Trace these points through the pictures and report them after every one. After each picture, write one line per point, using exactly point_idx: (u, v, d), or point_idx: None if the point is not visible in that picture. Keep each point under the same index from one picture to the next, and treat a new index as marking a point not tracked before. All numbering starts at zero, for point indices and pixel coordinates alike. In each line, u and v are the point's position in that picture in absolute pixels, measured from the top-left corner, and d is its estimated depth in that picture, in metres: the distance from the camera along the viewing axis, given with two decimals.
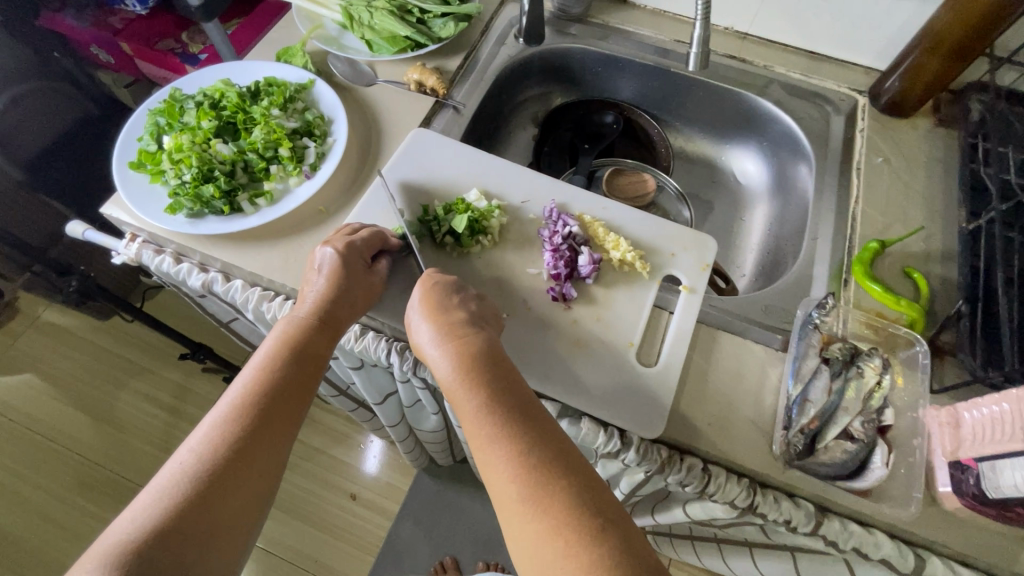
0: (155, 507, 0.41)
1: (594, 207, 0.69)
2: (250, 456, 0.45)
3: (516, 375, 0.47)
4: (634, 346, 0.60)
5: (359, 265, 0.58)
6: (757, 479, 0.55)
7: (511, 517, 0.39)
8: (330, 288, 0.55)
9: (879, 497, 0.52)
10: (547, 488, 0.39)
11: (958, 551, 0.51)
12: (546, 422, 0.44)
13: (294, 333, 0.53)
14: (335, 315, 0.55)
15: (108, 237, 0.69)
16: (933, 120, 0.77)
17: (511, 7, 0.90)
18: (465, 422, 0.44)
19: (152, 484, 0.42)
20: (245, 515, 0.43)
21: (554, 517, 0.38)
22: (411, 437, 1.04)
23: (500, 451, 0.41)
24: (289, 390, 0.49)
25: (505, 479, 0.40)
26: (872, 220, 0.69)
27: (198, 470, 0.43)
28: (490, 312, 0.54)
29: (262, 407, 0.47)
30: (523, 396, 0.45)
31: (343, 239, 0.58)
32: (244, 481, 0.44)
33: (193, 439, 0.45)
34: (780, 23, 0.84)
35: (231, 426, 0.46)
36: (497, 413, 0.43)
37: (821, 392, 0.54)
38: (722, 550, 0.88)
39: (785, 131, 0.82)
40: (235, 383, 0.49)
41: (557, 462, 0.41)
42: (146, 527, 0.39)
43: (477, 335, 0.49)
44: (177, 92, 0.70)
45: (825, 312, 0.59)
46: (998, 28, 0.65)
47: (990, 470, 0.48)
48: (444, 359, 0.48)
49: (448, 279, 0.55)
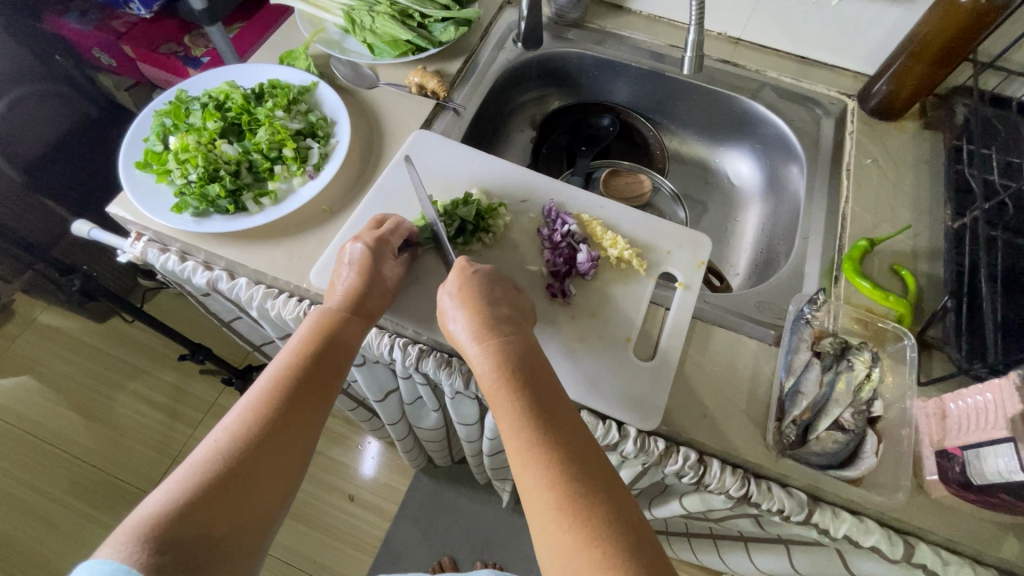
0: (186, 481, 0.42)
1: (593, 207, 0.70)
2: (280, 442, 0.46)
3: (554, 380, 0.49)
4: (632, 340, 0.62)
5: (386, 257, 0.59)
6: (751, 469, 0.57)
7: (542, 523, 0.41)
8: (359, 278, 0.57)
9: (869, 485, 0.54)
10: (583, 498, 0.40)
11: (945, 538, 0.53)
12: (586, 435, 0.45)
13: (326, 321, 0.54)
14: (365, 304, 0.57)
15: (113, 236, 0.70)
16: (919, 123, 0.79)
17: (510, 12, 0.91)
18: (502, 423, 0.46)
19: (184, 461, 0.44)
20: (273, 499, 0.44)
21: (586, 528, 0.39)
22: (410, 436, 1.05)
23: (540, 459, 0.43)
24: (316, 380, 0.50)
25: (541, 485, 0.42)
26: (862, 220, 0.71)
27: (228, 452, 0.44)
28: (527, 312, 0.56)
29: (290, 393, 0.49)
30: (560, 405, 0.47)
31: (372, 234, 0.60)
32: (272, 464, 0.45)
33: (225, 419, 0.47)
34: (772, 29, 0.86)
35: (261, 410, 0.47)
36: (537, 418, 0.45)
37: (813, 384, 0.56)
38: (718, 544, 0.89)
39: (777, 133, 0.84)
40: (267, 368, 0.51)
41: (591, 472, 0.42)
42: (179, 499, 0.40)
43: (514, 337, 0.51)
44: (183, 94, 0.72)
45: (816, 307, 0.61)
46: (981, 34, 0.67)
47: (974, 458, 0.49)
48: (483, 358, 0.49)
49: (485, 270, 0.56)
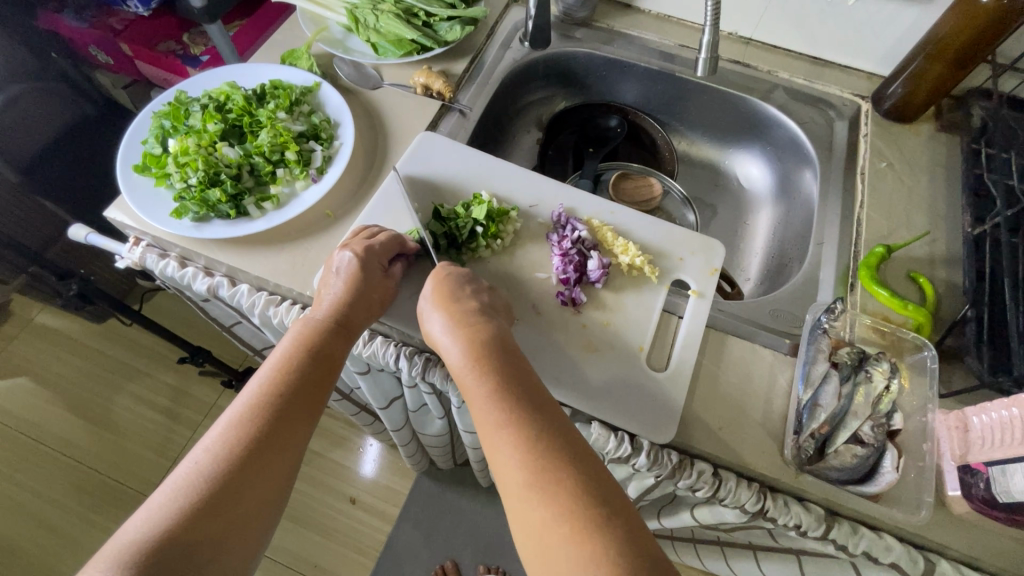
0: (168, 507, 0.40)
1: (603, 211, 0.69)
2: (266, 460, 0.45)
3: (524, 363, 0.48)
4: (645, 350, 0.60)
5: (377, 268, 0.58)
6: (767, 483, 0.55)
7: (517, 502, 0.40)
8: (347, 292, 0.55)
9: (888, 500, 0.52)
10: (556, 474, 0.39)
11: (967, 554, 0.51)
12: (555, 411, 0.44)
13: (311, 335, 0.52)
14: (353, 317, 0.55)
15: (111, 241, 0.68)
16: (935, 125, 0.78)
17: (516, 11, 0.90)
18: (472, 407, 0.45)
19: (165, 484, 0.42)
20: (259, 521, 0.43)
21: (560, 504, 0.38)
22: (413, 441, 1.04)
23: (508, 436, 0.42)
24: (303, 395, 0.49)
25: (513, 464, 0.41)
26: (877, 225, 0.69)
27: (212, 472, 0.42)
28: (501, 305, 0.55)
29: (275, 409, 0.47)
30: (532, 385, 0.46)
31: (362, 243, 0.58)
32: (259, 483, 0.43)
33: (207, 439, 0.45)
34: (784, 29, 0.84)
35: (245, 429, 0.45)
36: (504, 396, 0.44)
37: (831, 398, 0.54)
38: (726, 552, 0.88)
39: (789, 135, 0.82)
40: (250, 383, 0.49)
41: (566, 450, 0.41)
42: (162, 526, 0.39)
43: (487, 322, 0.50)
44: (183, 94, 0.70)
45: (834, 316, 0.59)
46: (1002, 36, 0.66)
47: (1000, 474, 0.48)
48: (454, 345, 0.49)
49: (459, 270, 0.56)
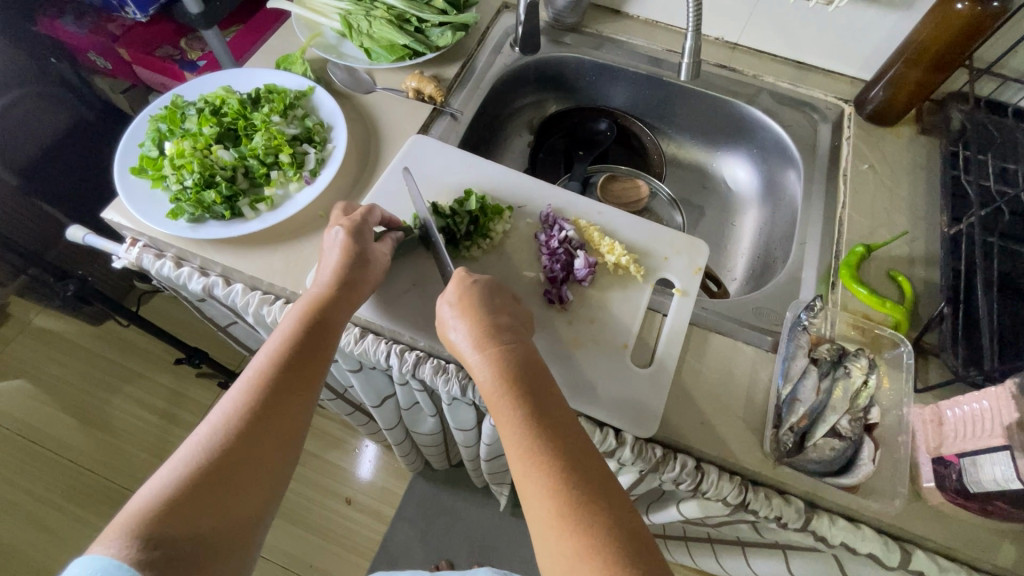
0: (175, 479, 0.41)
1: (590, 212, 0.70)
2: (269, 431, 0.46)
3: (552, 388, 0.49)
4: (628, 347, 0.62)
5: (365, 237, 0.59)
6: (749, 477, 0.57)
7: (545, 531, 0.40)
8: (342, 262, 0.56)
9: (865, 492, 0.54)
10: (586, 506, 0.40)
11: (942, 544, 0.53)
12: (583, 440, 0.45)
13: (311, 307, 0.53)
14: (351, 285, 0.56)
15: (108, 242, 0.69)
16: (916, 128, 0.79)
17: (507, 17, 0.91)
18: (502, 431, 0.46)
19: (171, 459, 0.43)
20: (262, 491, 0.44)
21: (587, 535, 0.39)
22: (407, 441, 1.05)
23: (539, 465, 0.42)
24: (304, 365, 0.50)
25: (542, 493, 0.41)
26: (858, 226, 0.71)
27: (216, 445, 0.44)
28: (525, 319, 0.56)
29: (276, 382, 0.48)
30: (560, 411, 0.47)
31: (347, 219, 0.60)
32: (261, 456, 0.45)
33: (210, 416, 0.46)
34: (769, 34, 0.86)
35: (247, 403, 0.46)
36: (535, 424, 0.45)
37: (810, 392, 0.56)
38: (715, 549, 0.89)
39: (774, 138, 0.84)
40: (254, 361, 0.50)
41: (593, 480, 0.42)
42: (168, 498, 0.40)
43: (515, 344, 0.51)
44: (179, 99, 0.71)
45: (813, 314, 0.61)
46: (977, 40, 0.67)
47: (971, 465, 0.49)
48: (484, 366, 0.49)
49: (484, 279, 0.56)
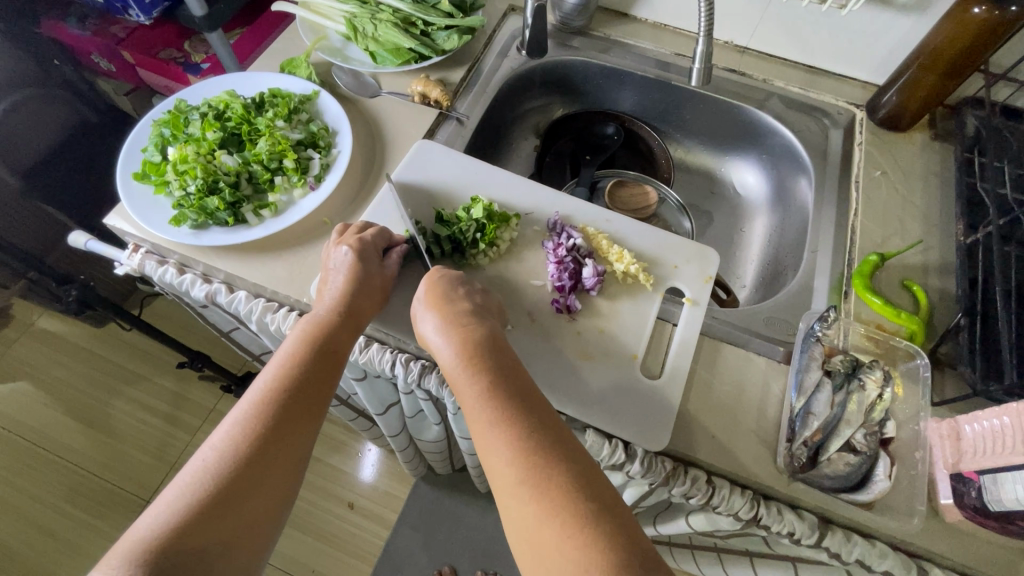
0: (179, 503, 0.41)
1: (597, 219, 0.69)
2: (273, 455, 0.45)
3: (516, 363, 0.48)
4: (638, 358, 0.61)
5: (371, 257, 0.58)
6: (761, 491, 0.56)
7: (508, 496, 0.40)
8: (348, 284, 0.56)
9: (881, 508, 0.52)
10: (545, 468, 0.40)
11: (960, 563, 0.52)
12: (547, 411, 0.45)
13: (318, 330, 0.53)
14: (356, 307, 0.55)
15: (110, 248, 0.69)
16: (929, 134, 0.78)
17: (514, 19, 0.90)
18: (464, 403, 0.45)
19: (176, 481, 0.42)
20: (266, 516, 0.43)
21: (549, 497, 0.39)
22: (411, 447, 1.04)
23: (498, 430, 0.42)
24: (309, 388, 0.49)
25: (502, 458, 0.41)
26: (871, 234, 0.70)
27: (219, 467, 0.43)
28: (494, 307, 0.56)
29: (281, 404, 0.47)
30: (523, 382, 0.47)
31: (355, 237, 0.59)
32: (265, 481, 0.44)
33: (215, 436, 0.45)
34: (779, 38, 0.85)
35: (251, 425, 0.45)
36: (495, 395, 0.45)
37: (824, 406, 0.54)
38: (722, 559, 0.88)
39: (784, 143, 0.83)
40: (258, 381, 0.49)
41: (557, 445, 0.42)
42: (171, 523, 0.39)
43: (477, 323, 0.51)
44: (182, 103, 0.71)
45: (827, 324, 0.59)
46: (994, 46, 0.66)
47: (991, 483, 0.48)
48: (446, 347, 0.49)
49: (452, 274, 0.56)
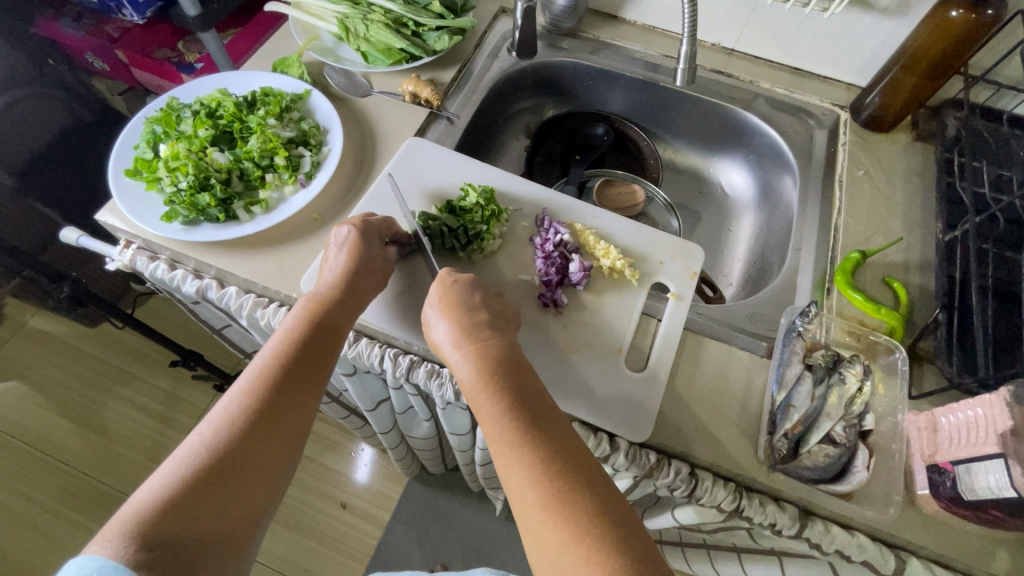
0: (175, 477, 0.41)
1: (586, 216, 0.70)
2: (273, 428, 0.46)
3: (534, 379, 0.49)
4: (623, 351, 0.61)
5: (374, 238, 0.60)
6: (743, 483, 0.56)
7: (529, 519, 0.40)
8: (350, 261, 0.57)
9: (859, 499, 0.53)
10: (570, 493, 0.40)
11: (936, 552, 0.53)
12: (568, 434, 0.45)
13: (318, 307, 0.54)
14: (357, 284, 0.57)
15: (102, 244, 0.69)
16: (912, 134, 0.79)
17: (504, 21, 0.92)
18: (484, 425, 0.45)
19: (172, 456, 0.43)
20: (262, 489, 0.44)
21: (575, 525, 0.39)
22: (402, 445, 1.04)
23: (520, 454, 0.42)
24: (307, 364, 0.50)
25: (523, 482, 0.41)
26: (854, 232, 0.71)
27: (217, 442, 0.43)
28: (508, 314, 0.56)
29: (279, 380, 0.48)
30: (538, 401, 0.47)
31: (359, 219, 0.61)
32: (262, 453, 0.44)
33: (214, 411, 0.46)
34: (765, 41, 0.86)
35: (250, 399, 0.46)
36: (513, 416, 0.45)
37: (804, 398, 0.55)
38: (711, 555, 0.88)
39: (769, 142, 0.84)
40: (259, 356, 0.50)
41: (578, 467, 0.42)
42: (167, 496, 0.40)
43: (493, 339, 0.51)
44: (175, 101, 0.71)
45: (808, 319, 0.61)
46: (971, 48, 0.68)
47: (965, 473, 0.49)
48: (465, 364, 0.49)
49: (464, 279, 0.56)
